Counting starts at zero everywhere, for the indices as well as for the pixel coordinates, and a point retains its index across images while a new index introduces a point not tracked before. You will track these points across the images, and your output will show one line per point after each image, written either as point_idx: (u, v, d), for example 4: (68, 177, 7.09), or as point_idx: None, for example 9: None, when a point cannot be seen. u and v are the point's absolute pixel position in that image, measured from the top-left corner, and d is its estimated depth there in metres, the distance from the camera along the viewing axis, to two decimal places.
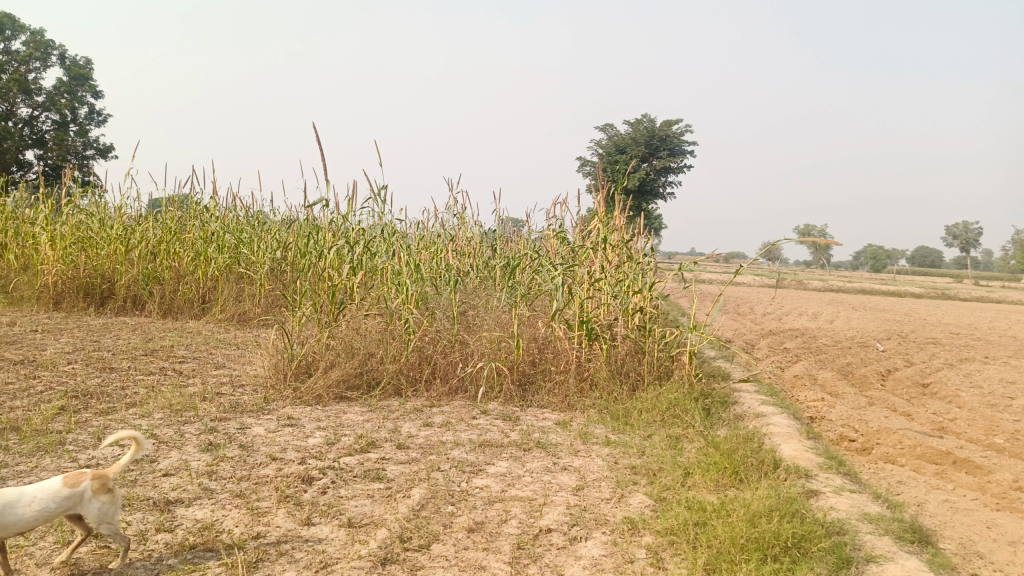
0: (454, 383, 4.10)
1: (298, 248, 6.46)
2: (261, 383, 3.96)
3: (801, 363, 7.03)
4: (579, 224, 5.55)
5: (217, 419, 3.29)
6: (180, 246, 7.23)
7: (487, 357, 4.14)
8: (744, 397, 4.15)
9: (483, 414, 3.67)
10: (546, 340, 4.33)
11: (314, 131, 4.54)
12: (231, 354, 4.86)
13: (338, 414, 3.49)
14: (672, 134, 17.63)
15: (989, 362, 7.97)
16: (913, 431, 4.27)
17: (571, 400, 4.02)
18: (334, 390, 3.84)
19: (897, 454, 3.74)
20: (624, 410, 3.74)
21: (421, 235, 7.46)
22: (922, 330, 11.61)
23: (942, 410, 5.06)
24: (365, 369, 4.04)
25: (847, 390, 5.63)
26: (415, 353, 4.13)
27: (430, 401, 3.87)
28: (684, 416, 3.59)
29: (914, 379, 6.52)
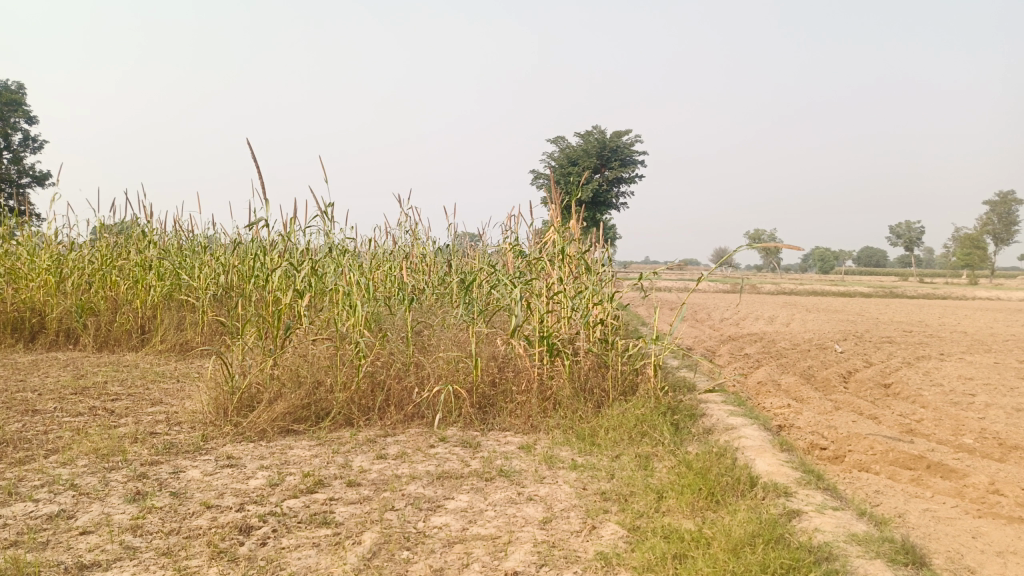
0: (410, 409, 3.86)
1: (242, 272, 6.14)
2: (200, 419, 3.66)
3: (763, 368, 6.97)
4: (535, 237, 5.41)
5: (149, 463, 3.00)
6: (117, 275, 6.84)
7: (444, 380, 3.93)
8: (712, 408, 4.01)
9: (442, 441, 3.45)
10: (506, 358, 4.14)
11: (250, 150, 4.24)
12: (169, 390, 4.54)
13: (284, 450, 3.23)
14: (623, 144, 17.69)
15: (945, 358, 8.05)
16: (882, 435, 4.19)
17: (534, 421, 3.82)
18: (279, 423, 3.56)
19: (871, 461, 3.63)
20: (589, 429, 3.55)
21: (372, 253, 7.21)
22: (876, 329, 11.76)
23: (908, 411, 5.01)
24: (313, 400, 3.77)
25: (812, 395, 5.55)
26: (366, 379, 3.88)
27: (385, 430, 3.63)
28: (652, 432, 3.43)
29: (875, 379, 6.50)
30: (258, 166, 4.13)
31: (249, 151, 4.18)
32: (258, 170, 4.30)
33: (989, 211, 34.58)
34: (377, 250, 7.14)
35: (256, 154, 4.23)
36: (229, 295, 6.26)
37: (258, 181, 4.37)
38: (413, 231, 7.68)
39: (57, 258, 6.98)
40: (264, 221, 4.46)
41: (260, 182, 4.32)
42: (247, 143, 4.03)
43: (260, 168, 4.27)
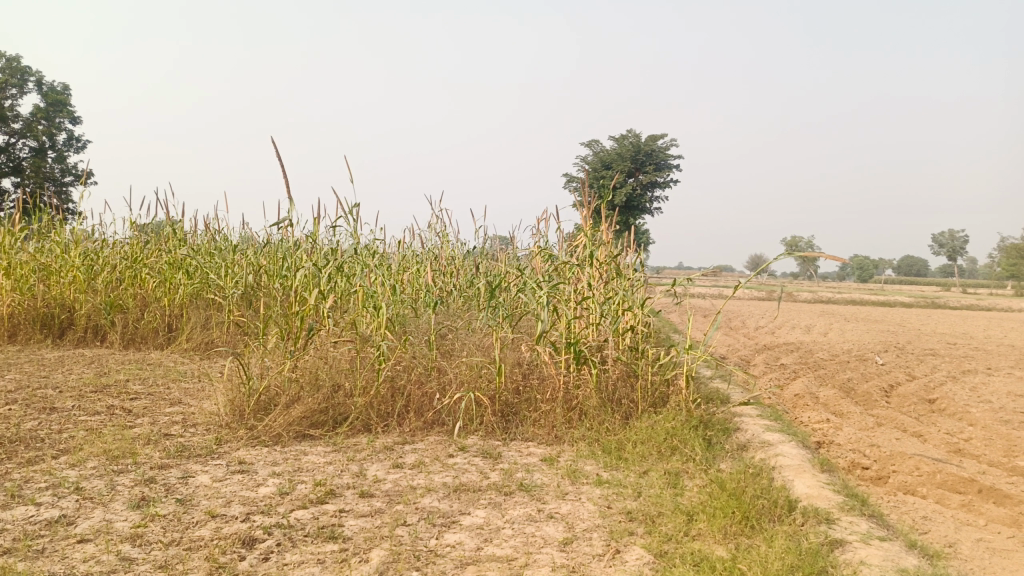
0: (430, 416, 3.73)
1: (268, 271, 6.09)
2: (216, 421, 3.58)
3: (800, 380, 6.72)
4: (565, 241, 5.26)
5: (158, 467, 2.91)
6: (146, 273, 6.86)
7: (466, 387, 3.80)
8: (747, 423, 3.81)
9: (461, 451, 3.31)
10: (531, 365, 3.99)
11: (273, 147, 4.22)
12: (190, 390, 4.48)
13: (298, 456, 3.13)
14: (657, 148, 17.44)
15: (993, 373, 7.69)
16: (929, 455, 3.94)
17: (559, 432, 3.66)
18: (294, 427, 3.46)
19: (917, 483, 3.40)
20: (616, 442, 3.38)
21: (401, 254, 7.12)
22: (919, 341, 11.37)
23: (956, 429, 4.74)
24: (330, 404, 3.66)
25: (852, 409, 5.31)
26: (385, 384, 3.76)
27: (403, 437, 3.50)
28: (683, 447, 3.25)
29: (920, 394, 6.21)
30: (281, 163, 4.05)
31: (273, 149, 4.10)
32: (281, 168, 4.23)
33: None
34: (406, 251, 7.05)
35: (280, 152, 4.15)
36: (254, 295, 6.21)
37: (282, 178, 4.29)
38: (442, 233, 7.59)
39: (88, 255, 7.03)
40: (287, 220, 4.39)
41: (284, 180, 4.24)
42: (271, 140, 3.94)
43: (283, 165, 4.20)
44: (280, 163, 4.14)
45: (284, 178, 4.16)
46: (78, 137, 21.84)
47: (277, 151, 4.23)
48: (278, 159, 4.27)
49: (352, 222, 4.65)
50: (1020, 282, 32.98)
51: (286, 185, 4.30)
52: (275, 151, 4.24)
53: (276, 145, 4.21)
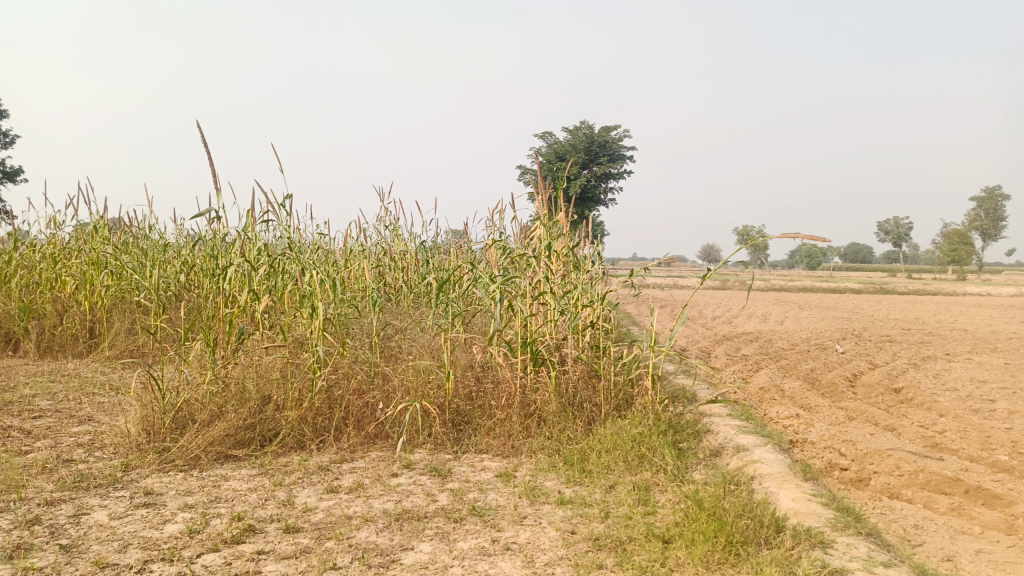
0: (372, 429, 3.35)
1: (198, 270, 5.60)
2: (126, 442, 3.14)
3: (763, 371, 6.52)
4: (521, 233, 4.93)
5: (47, 503, 2.48)
6: (65, 275, 6.29)
7: (412, 395, 3.44)
8: (719, 425, 3.53)
9: (407, 469, 2.95)
10: (484, 368, 3.64)
11: (199, 133, 3.76)
12: (104, 405, 4.01)
13: (216, 484, 2.73)
14: (611, 139, 17.27)
15: (952, 359, 7.63)
16: (907, 451, 3.73)
17: (515, 442, 3.31)
18: (214, 449, 3.05)
19: (900, 486, 3.16)
20: (578, 453, 3.06)
21: (346, 250, 6.71)
22: (874, 327, 11.35)
23: (927, 421, 4.55)
24: (259, 420, 3.25)
25: (820, 402, 5.10)
26: (321, 395, 3.37)
27: (342, 453, 3.13)
28: (652, 456, 2.95)
29: (885, 383, 6.06)
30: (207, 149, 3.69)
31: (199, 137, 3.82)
32: (205, 154, 3.79)
33: (977, 207, 34.45)
34: (353, 248, 6.61)
35: (204, 137, 3.72)
36: (184, 296, 5.72)
37: (207, 167, 3.86)
38: (391, 227, 7.18)
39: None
40: (213, 212, 3.94)
41: (209, 168, 3.82)
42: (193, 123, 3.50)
43: (208, 152, 3.76)
44: (204, 149, 3.70)
45: (209, 166, 3.73)
46: (8, 132, 20.69)
47: (203, 136, 3.80)
48: (203, 145, 3.84)
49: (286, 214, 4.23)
50: (962, 266, 33.85)
51: (211, 173, 3.86)
52: (200, 135, 3.80)
53: (201, 130, 3.78)
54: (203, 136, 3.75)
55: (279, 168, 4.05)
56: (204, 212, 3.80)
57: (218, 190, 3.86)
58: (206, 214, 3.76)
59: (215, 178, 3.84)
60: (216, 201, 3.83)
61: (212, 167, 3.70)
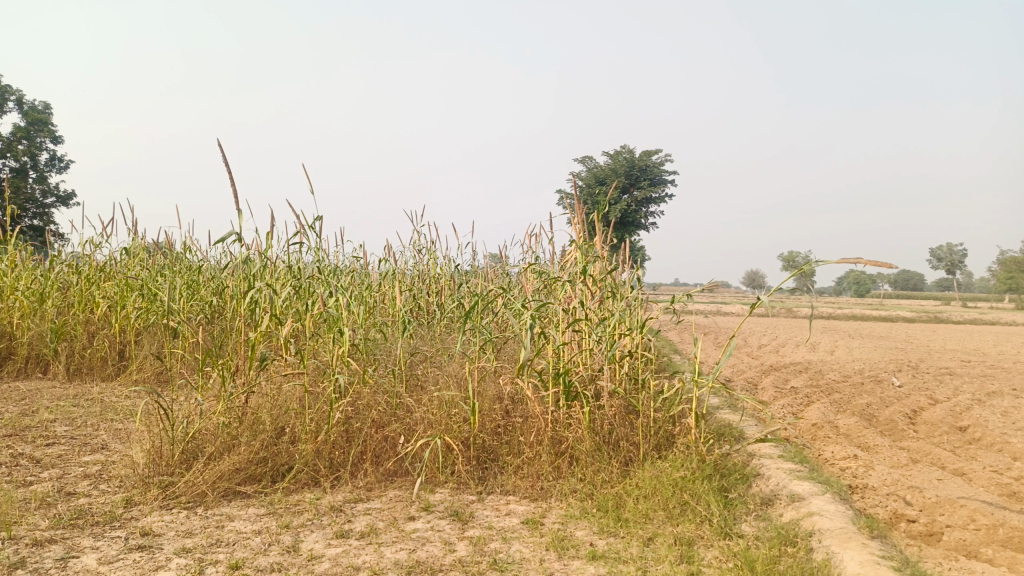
0: (392, 466, 3.13)
1: (227, 292, 5.49)
2: (132, 475, 2.97)
3: (814, 405, 6.13)
4: (558, 257, 4.71)
5: (36, 542, 2.30)
6: (98, 297, 6.26)
7: (434, 429, 3.21)
8: (770, 469, 3.21)
9: (425, 512, 2.72)
10: (514, 401, 3.40)
11: (217, 149, 3.39)
12: (120, 433, 3.87)
13: (220, 526, 2.52)
14: (652, 163, 17.00)
15: (1020, 395, 7.12)
16: (981, 500, 3.36)
17: (545, 484, 3.05)
18: (221, 485, 2.85)
19: (978, 543, 2.82)
20: (613, 498, 2.79)
21: (379, 272, 6.56)
22: (931, 359, 10.77)
23: (1000, 466, 4.15)
24: (272, 454, 3.05)
25: (878, 441, 4.72)
26: (338, 427, 3.16)
27: (358, 492, 2.91)
28: (696, 506, 2.66)
29: (948, 421, 5.63)
30: (229, 173, 3.42)
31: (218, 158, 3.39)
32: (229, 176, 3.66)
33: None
34: (385, 272, 6.45)
35: (227, 162, 3.40)
36: (212, 320, 5.61)
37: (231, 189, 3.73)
38: (425, 251, 7.01)
39: (36, 278, 6.45)
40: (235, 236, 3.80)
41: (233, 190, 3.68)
42: (217, 144, 3.38)
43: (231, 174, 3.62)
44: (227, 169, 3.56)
45: (233, 187, 3.58)
46: (62, 157, 21.31)
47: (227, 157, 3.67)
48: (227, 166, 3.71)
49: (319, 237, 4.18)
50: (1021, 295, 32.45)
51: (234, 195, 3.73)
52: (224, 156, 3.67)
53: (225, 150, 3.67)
54: (224, 155, 3.39)
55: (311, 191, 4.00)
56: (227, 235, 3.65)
57: (242, 212, 3.72)
58: (227, 237, 3.61)
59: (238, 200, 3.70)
60: (239, 224, 3.70)
61: (235, 188, 3.56)
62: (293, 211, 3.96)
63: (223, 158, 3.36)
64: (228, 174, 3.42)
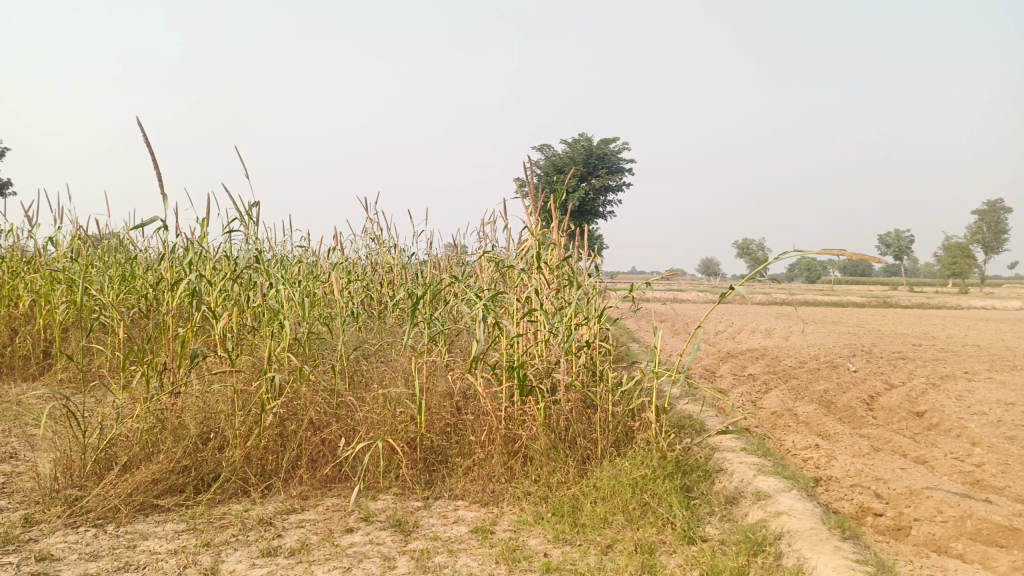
0: (331, 471, 2.88)
1: (159, 284, 5.14)
2: (36, 490, 2.66)
3: (772, 393, 6.06)
4: (512, 245, 4.51)
5: None
6: (21, 291, 5.83)
7: (377, 431, 2.98)
8: (733, 465, 3.06)
9: (365, 522, 2.49)
10: (464, 398, 3.19)
11: (139, 127, 3.20)
12: (33, 439, 3.53)
13: (130, 547, 2.25)
14: (610, 151, 16.90)
15: (972, 378, 7.17)
16: (947, 491, 3.26)
17: (496, 486, 2.84)
18: (136, 499, 2.58)
19: (947, 538, 2.69)
20: (569, 501, 2.59)
21: (328, 262, 6.28)
22: (884, 343, 10.86)
23: (962, 452, 4.08)
24: (195, 462, 2.78)
25: (838, 429, 4.63)
26: (271, 430, 2.91)
27: (292, 501, 2.66)
28: (658, 510, 2.48)
29: (906, 407, 5.60)
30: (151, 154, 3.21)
31: (140, 133, 3.24)
32: (152, 158, 3.37)
33: (979, 220, 34.08)
34: (333, 263, 6.16)
35: (149, 142, 3.20)
36: (144, 315, 5.25)
37: (155, 172, 3.44)
38: (376, 240, 6.73)
39: None
40: (160, 224, 3.50)
41: (158, 174, 3.38)
42: (140, 121, 3.19)
43: (153, 155, 3.33)
44: (148, 150, 3.27)
45: (155, 169, 3.29)
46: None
47: (148, 137, 3.38)
48: (149, 148, 3.41)
49: (256, 224, 3.91)
50: (965, 279, 33.34)
51: (157, 178, 3.43)
52: (145, 136, 3.38)
53: (146, 130, 3.37)
54: (146, 135, 3.19)
55: (248, 175, 3.73)
56: (149, 222, 3.36)
57: (166, 197, 3.43)
58: (149, 224, 3.32)
59: (161, 183, 3.40)
60: (163, 210, 3.41)
61: (157, 171, 3.27)
62: (226, 198, 3.68)
63: (144, 137, 3.14)
64: (150, 155, 3.13)
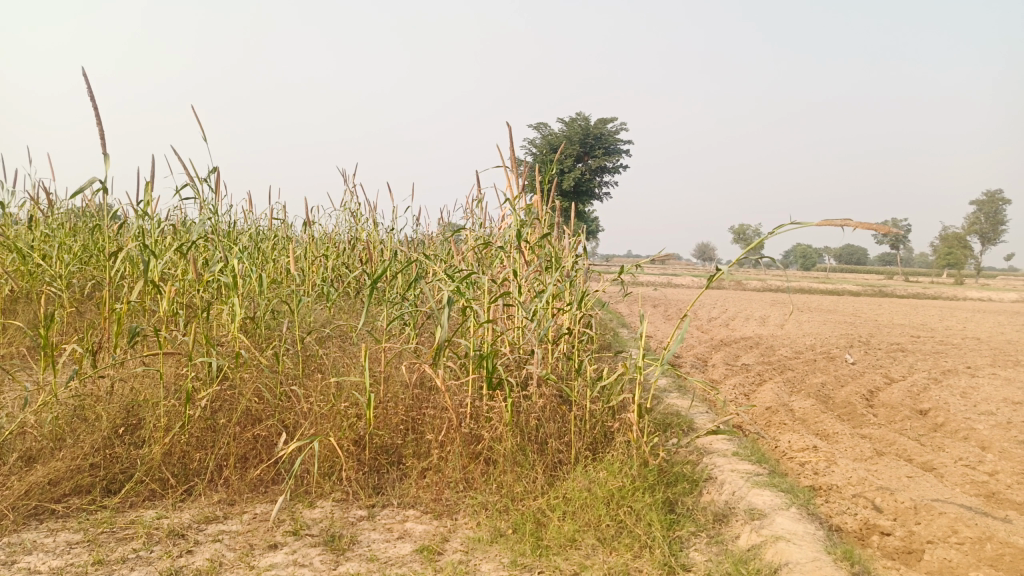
0: (264, 473, 2.53)
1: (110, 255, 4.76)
2: None
3: (767, 385, 5.72)
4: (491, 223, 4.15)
5: None
6: None
7: (322, 427, 2.62)
8: (725, 473, 2.72)
9: (293, 537, 2.13)
10: (425, 391, 2.84)
11: (82, 78, 2.90)
12: None
13: (5, 566, 1.89)
14: (607, 131, 16.47)
15: (976, 374, 6.84)
16: (960, 505, 2.92)
17: (452, 495, 2.48)
18: (29, 502, 2.22)
19: (965, 564, 2.35)
20: (535, 516, 2.24)
21: (300, 236, 5.90)
22: (882, 334, 10.54)
23: (972, 459, 3.74)
24: (105, 460, 2.43)
25: (837, 428, 4.29)
26: (199, 425, 2.57)
27: (214, 509, 2.31)
28: (636, 532, 2.13)
29: (908, 404, 5.27)
30: (93, 108, 2.91)
31: (84, 85, 2.95)
32: (94, 111, 3.00)
33: (978, 211, 33.74)
34: (305, 237, 5.78)
35: (92, 95, 2.93)
36: (94, 288, 4.87)
37: (96, 128, 3.07)
38: (354, 215, 6.34)
39: None
40: (98, 186, 3.14)
41: (100, 130, 3.06)
42: (83, 72, 2.92)
43: (95, 109, 2.96)
44: (91, 102, 2.97)
45: (95, 123, 2.92)
46: None
47: (90, 87, 3.00)
48: (89, 100, 3.04)
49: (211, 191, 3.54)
50: (961, 270, 33.06)
51: (99, 133, 3.06)
52: (86, 86, 3.01)
53: (87, 79, 3.00)
54: (89, 87, 2.91)
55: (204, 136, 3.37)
56: (85, 182, 2.99)
57: (107, 156, 3.06)
58: (87, 186, 2.96)
59: (104, 140, 3.04)
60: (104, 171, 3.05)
61: (97, 125, 2.90)
62: (178, 160, 3.31)
63: (84, 87, 2.84)
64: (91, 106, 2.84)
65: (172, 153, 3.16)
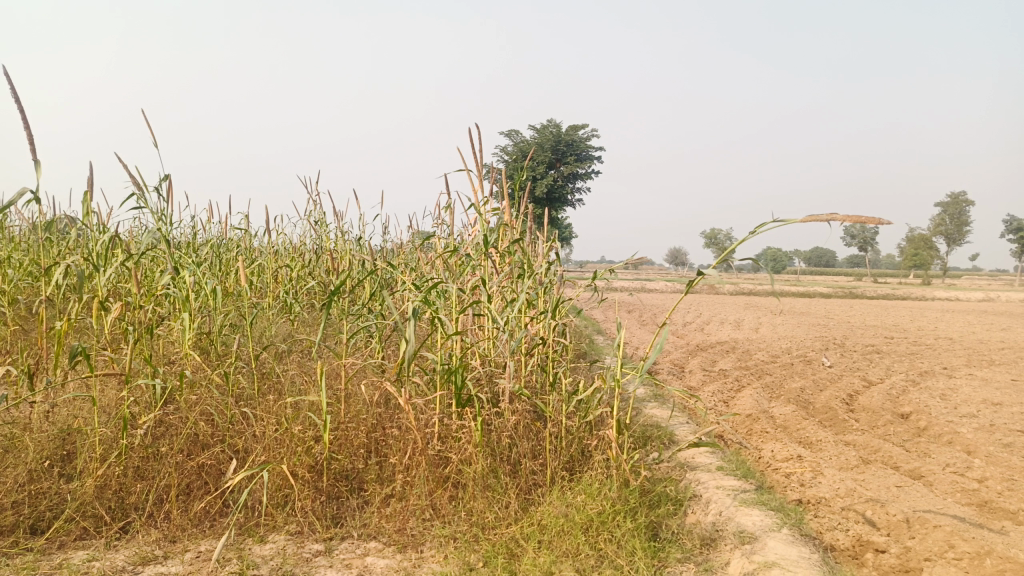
0: (210, 506, 2.31)
1: None
2: None
3: (745, 391, 5.59)
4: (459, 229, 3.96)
5: None
6: None
7: (275, 453, 2.41)
8: (710, 490, 2.56)
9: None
10: (389, 410, 2.63)
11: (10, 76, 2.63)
12: None
13: None
14: (579, 137, 16.38)
15: (953, 375, 6.79)
16: (954, 517, 2.79)
17: (417, 524, 2.28)
18: None
19: None
20: (508, 547, 2.06)
21: (262, 246, 5.65)
22: (856, 336, 10.53)
23: (960, 465, 3.62)
24: (30, 497, 2.20)
25: (821, 435, 4.16)
26: (138, 455, 2.34)
27: (153, 550, 2.09)
28: (620, 565, 1.95)
29: (888, 408, 5.17)
30: (23, 110, 2.63)
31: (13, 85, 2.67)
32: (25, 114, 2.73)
33: (943, 212, 34.30)
34: (267, 245, 5.53)
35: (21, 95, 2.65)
36: None
37: (28, 132, 2.79)
38: (319, 223, 6.10)
39: None
40: (32, 195, 2.87)
41: (31, 135, 2.79)
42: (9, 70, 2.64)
43: (25, 111, 2.68)
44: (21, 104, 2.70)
45: (24, 128, 2.64)
46: None
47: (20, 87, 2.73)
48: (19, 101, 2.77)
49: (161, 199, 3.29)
50: (928, 271, 33.57)
51: (31, 139, 2.78)
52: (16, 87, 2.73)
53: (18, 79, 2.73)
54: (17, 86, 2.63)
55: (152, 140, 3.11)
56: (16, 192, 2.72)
57: (41, 163, 2.79)
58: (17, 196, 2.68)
59: (36, 146, 2.76)
60: (37, 181, 2.77)
61: (26, 129, 2.62)
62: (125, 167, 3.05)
63: (11, 87, 2.56)
64: (18, 108, 2.56)
65: (116, 159, 2.89)
